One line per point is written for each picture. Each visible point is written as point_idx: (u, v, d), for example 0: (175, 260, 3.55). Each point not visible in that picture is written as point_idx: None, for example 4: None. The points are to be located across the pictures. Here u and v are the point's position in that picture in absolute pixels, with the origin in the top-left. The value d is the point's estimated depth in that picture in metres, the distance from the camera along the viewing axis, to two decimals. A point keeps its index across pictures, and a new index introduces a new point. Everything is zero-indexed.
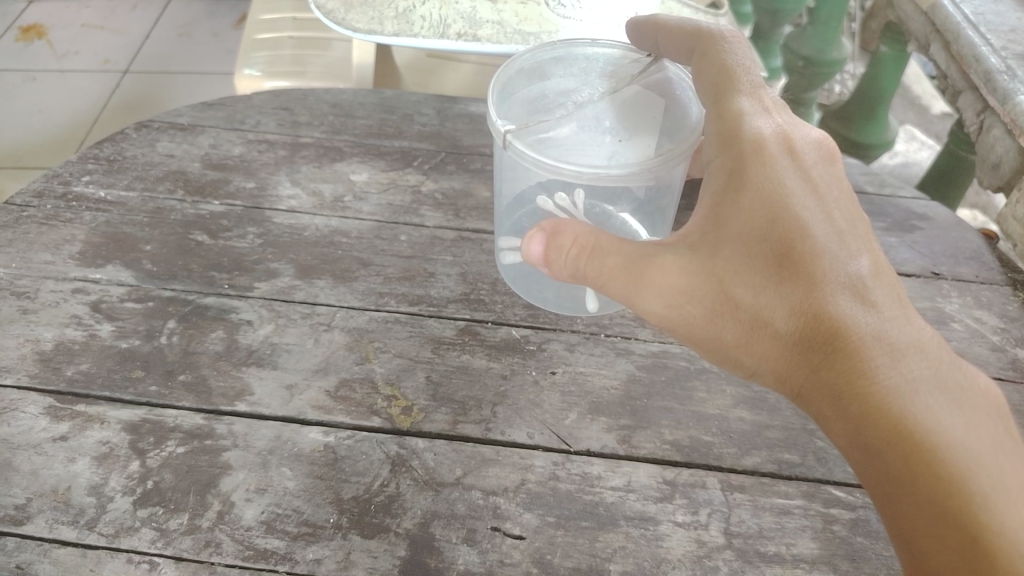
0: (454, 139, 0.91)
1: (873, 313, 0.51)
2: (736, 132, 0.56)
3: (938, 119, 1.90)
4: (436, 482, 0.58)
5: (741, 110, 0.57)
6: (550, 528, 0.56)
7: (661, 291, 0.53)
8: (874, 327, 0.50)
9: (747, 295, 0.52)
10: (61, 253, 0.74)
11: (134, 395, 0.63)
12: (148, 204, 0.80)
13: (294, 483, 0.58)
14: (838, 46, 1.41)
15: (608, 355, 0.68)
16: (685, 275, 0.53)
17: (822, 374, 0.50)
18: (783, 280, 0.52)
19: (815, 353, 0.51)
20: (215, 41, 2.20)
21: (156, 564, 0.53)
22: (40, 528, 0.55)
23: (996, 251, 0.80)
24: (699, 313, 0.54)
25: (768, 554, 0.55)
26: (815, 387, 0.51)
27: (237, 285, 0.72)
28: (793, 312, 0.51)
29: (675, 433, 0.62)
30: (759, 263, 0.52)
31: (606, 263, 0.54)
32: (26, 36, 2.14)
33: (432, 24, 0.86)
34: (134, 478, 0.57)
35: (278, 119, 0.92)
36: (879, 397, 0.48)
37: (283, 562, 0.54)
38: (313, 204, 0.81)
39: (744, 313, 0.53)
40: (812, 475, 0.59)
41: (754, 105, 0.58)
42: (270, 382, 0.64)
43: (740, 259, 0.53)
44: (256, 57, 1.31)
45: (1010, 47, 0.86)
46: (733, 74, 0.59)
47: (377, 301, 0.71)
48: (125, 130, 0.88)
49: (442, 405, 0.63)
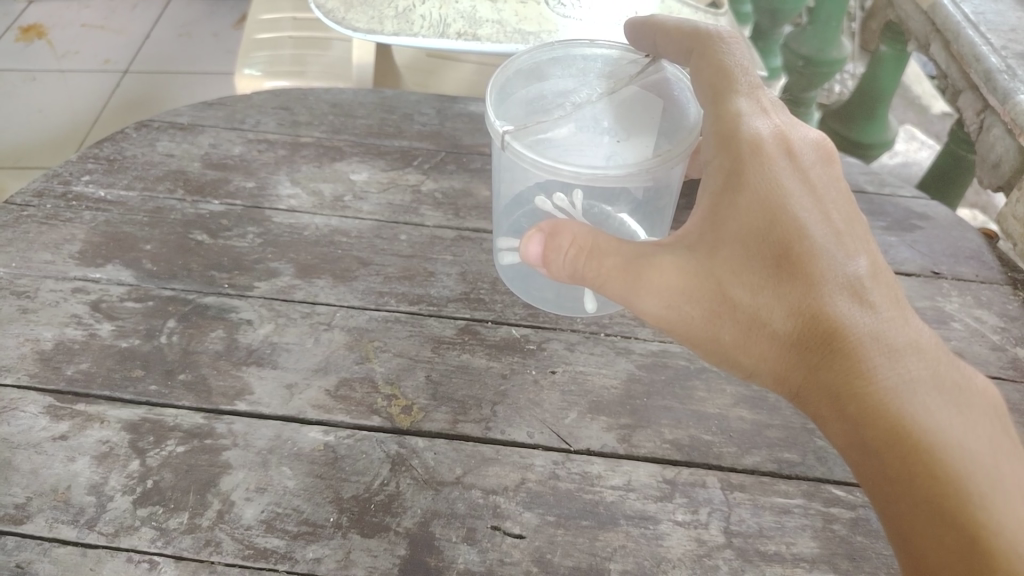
0: (453, 139, 0.91)
1: (871, 313, 0.51)
2: (734, 133, 0.56)
3: (938, 119, 1.90)
4: (435, 482, 0.58)
5: (739, 110, 0.57)
6: (550, 527, 0.56)
7: (659, 291, 0.53)
8: (871, 327, 0.50)
9: (745, 295, 0.52)
10: (61, 252, 0.74)
11: (134, 395, 0.63)
12: (148, 204, 0.80)
13: (294, 482, 0.58)
14: (838, 46, 1.41)
15: (608, 354, 0.68)
16: (684, 275, 0.53)
17: (820, 374, 0.50)
18: (781, 281, 0.52)
19: (812, 354, 0.51)
20: (215, 41, 2.20)
21: (156, 564, 0.53)
22: (40, 528, 0.55)
23: (996, 250, 0.80)
24: (697, 313, 0.54)
25: (768, 553, 0.55)
26: (813, 388, 0.51)
27: (237, 284, 0.72)
28: (791, 313, 0.51)
29: (675, 432, 0.62)
30: (757, 263, 0.52)
31: (604, 264, 0.54)
32: (26, 37, 2.14)
33: (431, 24, 0.86)
34: (134, 478, 0.57)
35: (278, 118, 0.92)
36: (877, 397, 0.48)
37: (283, 561, 0.54)
38: (312, 204, 0.81)
39: (742, 313, 0.53)
40: (812, 474, 0.59)
41: (752, 105, 0.58)
42: (269, 382, 0.64)
43: (738, 260, 0.53)
44: (256, 57, 1.31)
45: (1010, 47, 0.86)
46: (731, 75, 0.59)
47: (377, 301, 0.71)
48: (125, 130, 0.88)
49: (441, 404, 0.63)
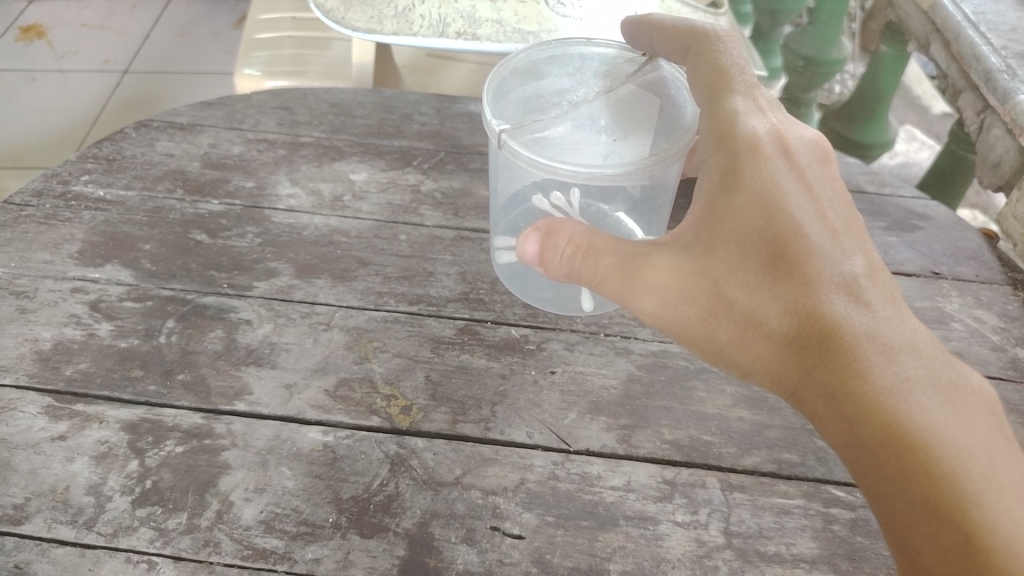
0: (453, 139, 0.90)
1: (867, 312, 0.50)
2: (729, 132, 0.56)
3: (938, 119, 1.90)
4: (435, 482, 0.58)
5: (735, 109, 0.57)
6: (550, 528, 0.56)
7: (655, 291, 0.53)
8: (867, 325, 0.50)
9: (740, 294, 0.52)
10: (60, 252, 0.74)
11: (133, 395, 0.63)
12: (147, 204, 0.80)
13: (293, 482, 0.58)
14: (838, 46, 1.41)
15: (608, 354, 0.68)
16: (680, 274, 0.53)
17: (815, 373, 0.50)
18: (777, 280, 0.52)
19: (808, 353, 0.51)
20: (215, 41, 2.20)
21: (155, 564, 0.53)
22: (39, 528, 0.55)
23: (996, 250, 0.80)
24: (693, 313, 0.54)
25: (768, 554, 0.55)
26: (808, 387, 0.51)
27: (236, 284, 0.72)
28: (787, 312, 0.51)
29: (674, 433, 0.62)
30: (753, 262, 0.52)
31: (600, 263, 0.54)
32: (26, 37, 2.14)
33: (431, 24, 0.86)
34: (133, 478, 0.57)
35: (277, 118, 0.92)
36: (873, 396, 0.47)
37: (282, 561, 0.53)
38: (312, 204, 0.81)
39: (738, 312, 0.53)
40: (812, 474, 0.59)
41: (748, 104, 0.58)
42: (269, 382, 0.64)
43: (734, 258, 0.52)
44: (256, 56, 1.31)
45: (1011, 47, 0.86)
46: (726, 74, 0.59)
47: (377, 301, 0.71)
48: (124, 129, 0.88)
49: (441, 404, 0.63)
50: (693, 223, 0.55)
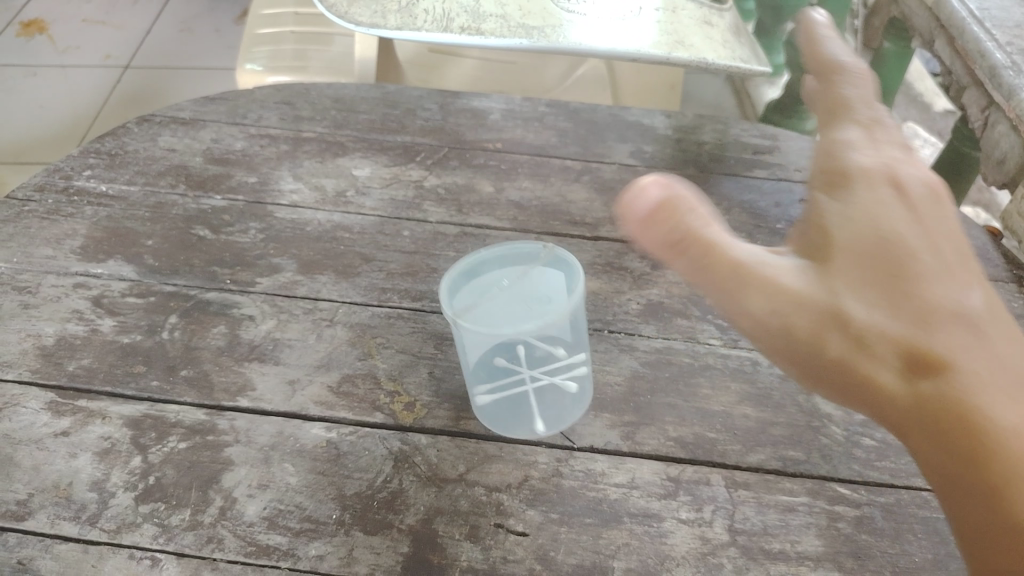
0: (456, 134, 0.90)
1: (983, 348, 0.38)
2: (840, 158, 0.46)
3: (941, 116, 1.90)
4: (438, 478, 0.58)
5: (845, 139, 0.48)
6: (553, 525, 0.56)
7: (753, 301, 0.43)
8: (982, 372, 0.37)
9: (858, 317, 0.40)
10: (62, 247, 0.74)
11: (136, 390, 0.63)
12: (149, 199, 0.80)
13: (296, 478, 0.57)
14: (841, 42, 1.40)
15: (611, 351, 0.67)
16: (785, 285, 0.42)
17: (945, 431, 0.37)
18: (891, 302, 0.39)
19: (926, 408, 0.38)
20: (216, 36, 2.19)
21: (158, 560, 0.53)
22: (42, 524, 0.55)
23: (1001, 247, 0.79)
24: (793, 329, 0.42)
25: (773, 551, 0.55)
26: (934, 418, 0.38)
27: (239, 280, 0.72)
28: (900, 346, 0.38)
29: (678, 430, 0.62)
30: (864, 278, 0.40)
31: (691, 255, 0.44)
32: (27, 32, 2.14)
33: (435, 18, 0.85)
34: (136, 474, 0.57)
35: (280, 114, 0.91)
36: (998, 456, 0.36)
37: (286, 558, 0.53)
38: (315, 199, 0.81)
39: (848, 337, 0.40)
40: (816, 472, 0.59)
41: (865, 134, 0.48)
42: (272, 378, 0.64)
43: (841, 272, 0.41)
44: (258, 52, 1.31)
45: (1016, 43, 0.85)
46: (844, 106, 0.51)
47: (380, 297, 0.71)
48: (127, 125, 0.88)
49: (444, 401, 0.63)
50: (843, 229, 0.42)
